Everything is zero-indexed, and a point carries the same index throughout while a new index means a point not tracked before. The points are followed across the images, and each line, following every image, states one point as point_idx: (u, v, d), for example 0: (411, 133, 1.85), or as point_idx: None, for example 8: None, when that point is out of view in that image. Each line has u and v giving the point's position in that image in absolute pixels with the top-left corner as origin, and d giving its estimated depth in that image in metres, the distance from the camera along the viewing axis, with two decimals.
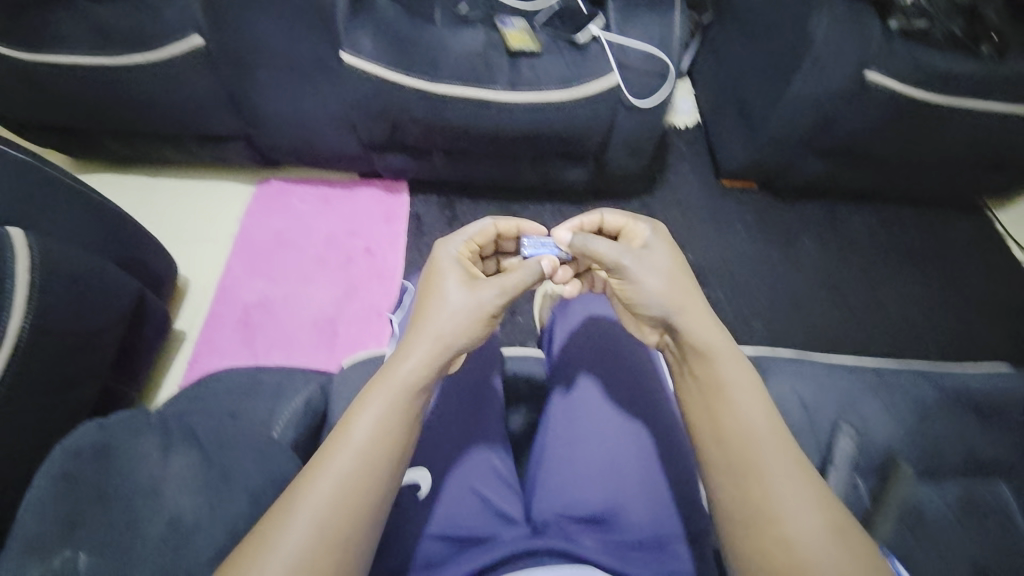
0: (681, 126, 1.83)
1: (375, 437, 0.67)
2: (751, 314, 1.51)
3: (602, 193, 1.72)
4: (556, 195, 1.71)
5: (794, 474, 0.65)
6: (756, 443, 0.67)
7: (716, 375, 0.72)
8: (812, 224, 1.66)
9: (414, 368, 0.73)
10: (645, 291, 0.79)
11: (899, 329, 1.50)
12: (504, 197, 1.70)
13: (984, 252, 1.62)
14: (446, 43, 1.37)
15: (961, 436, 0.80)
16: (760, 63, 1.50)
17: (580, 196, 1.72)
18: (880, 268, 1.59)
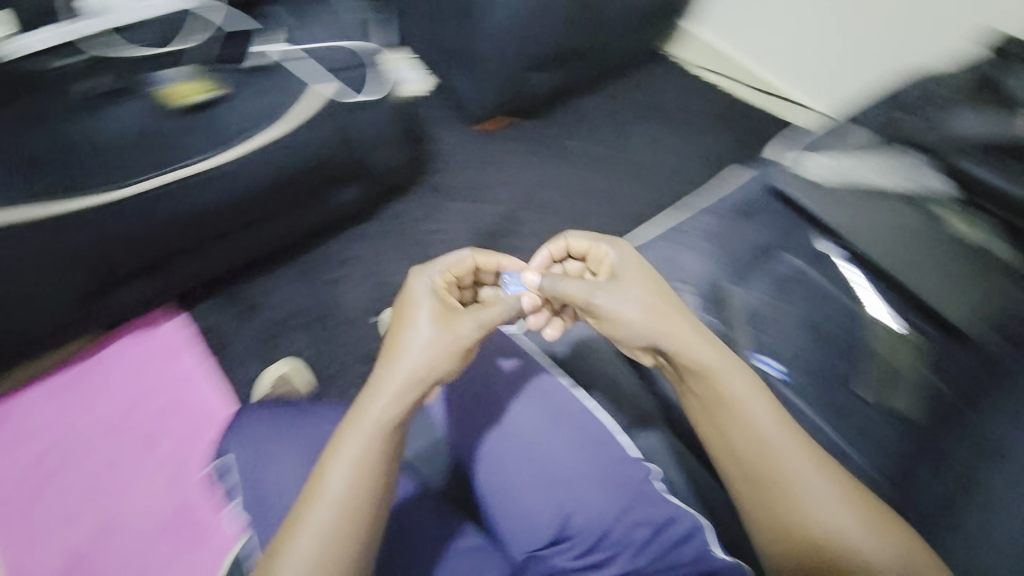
0: None
1: (350, 488, 0.66)
2: (568, 228, 1.64)
3: (389, 196, 1.64)
4: (348, 221, 1.57)
5: (812, 462, 0.69)
6: (765, 426, 0.71)
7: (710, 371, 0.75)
8: (567, 127, 1.83)
9: (384, 411, 0.71)
10: (624, 320, 0.81)
11: (667, 176, 1.78)
12: (296, 253, 1.52)
13: (683, 83, 1.99)
14: (105, 140, 1.13)
15: (745, 240, 1.00)
16: (447, 11, 1.53)
17: (370, 210, 1.59)
18: (631, 136, 1.84)
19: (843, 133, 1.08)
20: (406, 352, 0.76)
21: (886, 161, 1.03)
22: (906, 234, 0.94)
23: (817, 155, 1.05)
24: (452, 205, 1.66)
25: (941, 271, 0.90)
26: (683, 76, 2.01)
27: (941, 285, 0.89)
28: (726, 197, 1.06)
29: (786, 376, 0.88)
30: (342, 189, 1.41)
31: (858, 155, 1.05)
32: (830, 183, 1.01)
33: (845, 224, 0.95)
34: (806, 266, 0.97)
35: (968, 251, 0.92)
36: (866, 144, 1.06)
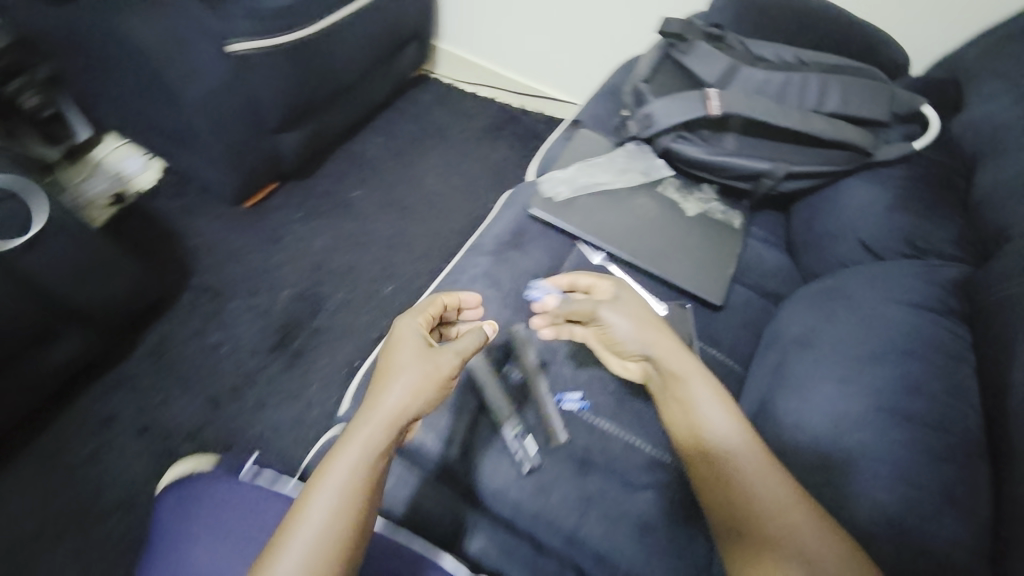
0: (150, 183, 1.59)
1: (319, 542, 0.58)
2: (375, 285, 1.51)
3: (147, 315, 1.36)
4: (96, 365, 1.27)
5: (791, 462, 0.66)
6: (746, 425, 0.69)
7: (689, 373, 0.73)
8: (344, 179, 1.72)
9: (361, 456, 0.62)
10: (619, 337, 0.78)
11: (461, 199, 1.76)
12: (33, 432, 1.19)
13: (452, 106, 2.01)
14: None
15: (520, 272, 0.96)
16: (144, 89, 1.32)
17: (123, 342, 1.30)
18: (413, 169, 1.80)
19: (579, 142, 1.11)
20: (385, 392, 0.67)
21: (621, 156, 1.07)
22: (650, 226, 1.00)
23: (562, 168, 1.05)
24: (234, 304, 1.40)
25: (683, 252, 0.98)
26: (451, 98, 2.04)
27: (686, 265, 0.96)
28: (494, 231, 1.01)
29: (583, 403, 0.82)
30: (56, 340, 1.13)
31: (597, 157, 1.07)
32: (579, 193, 1.01)
33: (599, 233, 0.98)
34: None
35: (698, 227, 1.02)
36: (601, 147, 1.10)
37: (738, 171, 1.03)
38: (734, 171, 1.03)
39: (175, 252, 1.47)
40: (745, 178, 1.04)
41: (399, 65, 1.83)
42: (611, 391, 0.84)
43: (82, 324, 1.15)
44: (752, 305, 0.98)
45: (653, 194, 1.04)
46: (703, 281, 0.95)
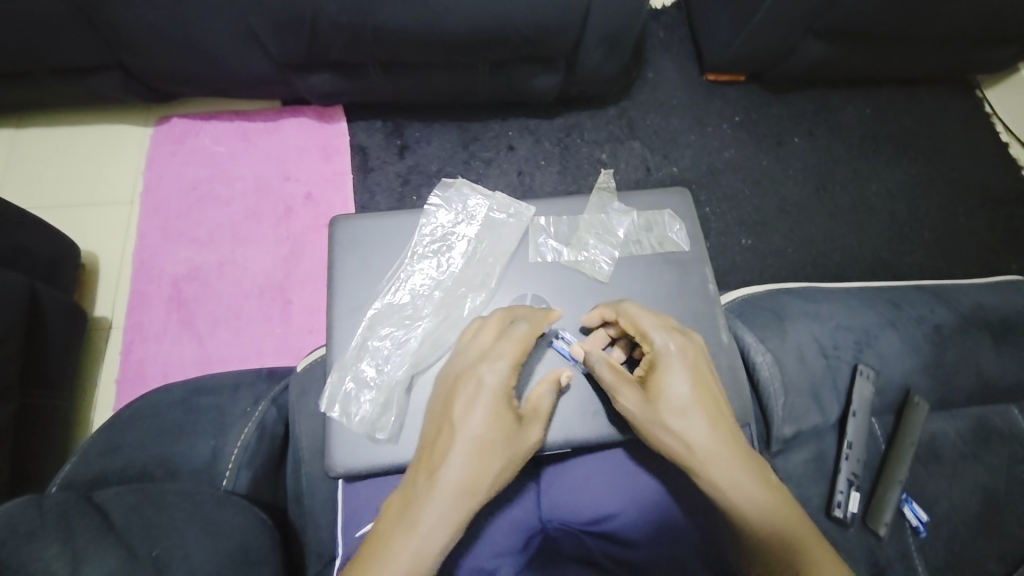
0: (659, 5, 1.53)
1: (438, 523, 0.58)
2: (737, 226, 1.39)
3: (572, 100, 1.44)
4: (518, 108, 1.43)
5: (759, 488, 0.60)
6: (720, 466, 0.61)
7: (711, 454, 0.61)
8: (801, 119, 1.48)
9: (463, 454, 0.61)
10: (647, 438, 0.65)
11: (888, 228, 1.41)
12: (460, 115, 1.41)
13: (969, 137, 1.50)
14: None
15: (973, 359, 0.77)
16: None
17: (549, 107, 1.43)
18: (870, 161, 1.46)
19: (369, 255, 0.78)
20: (489, 449, 0.62)
21: (429, 244, 0.81)
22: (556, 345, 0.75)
23: (379, 335, 0.76)
24: (633, 145, 1.43)
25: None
26: (977, 128, 1.51)
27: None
28: (976, 300, 0.82)
29: (921, 526, 0.68)
30: (540, 72, 1.24)
31: (413, 264, 0.79)
32: (450, 343, 0.75)
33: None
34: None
35: (632, 282, 0.77)
36: (394, 239, 0.79)
37: None
38: None
39: (626, 74, 1.48)
40: None
41: (967, 56, 1.42)
42: (952, 552, 0.68)
43: (560, 67, 1.23)
44: None
45: (550, 278, 0.78)
46: None
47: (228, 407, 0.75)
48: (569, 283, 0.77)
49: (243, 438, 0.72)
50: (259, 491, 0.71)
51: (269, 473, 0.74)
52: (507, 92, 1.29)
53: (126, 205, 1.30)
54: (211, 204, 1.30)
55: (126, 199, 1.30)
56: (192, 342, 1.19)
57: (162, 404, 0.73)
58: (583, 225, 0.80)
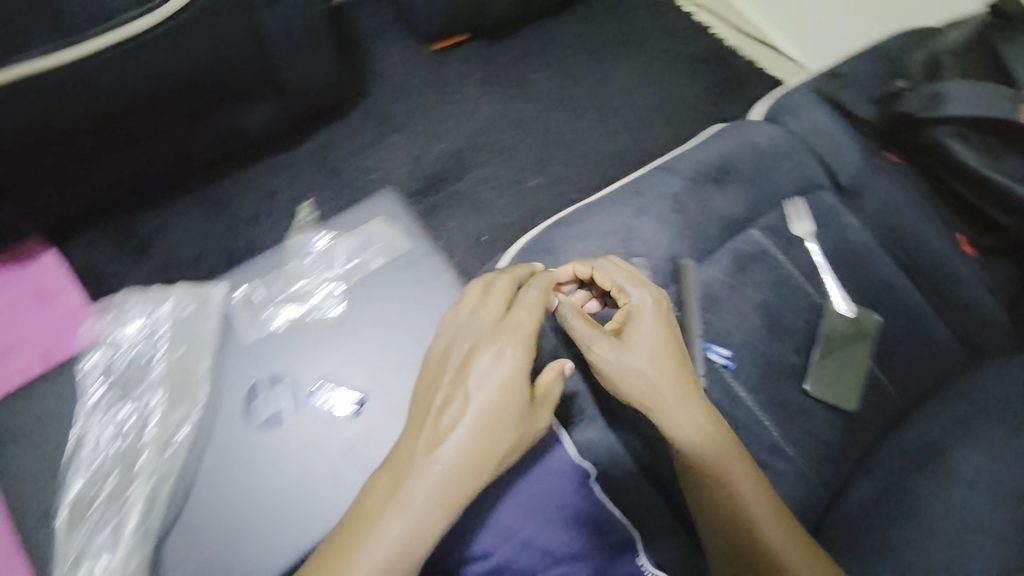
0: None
1: (415, 532, 0.59)
2: (520, 171, 1.46)
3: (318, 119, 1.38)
4: (267, 149, 1.31)
5: (714, 428, 0.69)
6: (684, 412, 0.69)
7: (675, 399, 0.69)
8: (530, 55, 1.59)
9: (467, 434, 0.62)
10: (619, 379, 0.71)
11: (636, 118, 1.59)
12: (205, 183, 1.25)
13: (663, 18, 1.73)
14: None
15: (710, 207, 0.89)
16: None
17: (296, 134, 1.35)
18: (598, 68, 1.63)
19: (65, 433, 0.72)
20: (473, 448, 0.62)
21: (129, 389, 0.74)
22: (308, 414, 0.68)
23: (110, 516, 0.67)
24: (396, 137, 1.42)
25: (869, 271, 0.86)
26: (665, 9, 1.75)
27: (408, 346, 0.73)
28: (695, 157, 0.93)
29: (728, 362, 0.79)
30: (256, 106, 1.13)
31: (118, 419, 0.72)
32: (195, 464, 0.66)
33: (273, 449, 0.67)
34: (770, 244, 0.88)
35: (362, 308, 0.74)
36: (79, 408, 0.73)
37: (1015, 198, 0.85)
38: (1007, 202, 0.87)
39: (356, 74, 1.46)
40: (1008, 210, 0.88)
41: None
42: (758, 364, 0.81)
43: (270, 95, 1.13)
44: (953, 351, 0.86)
45: (270, 351, 0.72)
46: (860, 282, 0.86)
47: None
48: (297, 343, 0.72)
49: None
50: None
51: None
52: (229, 138, 1.15)
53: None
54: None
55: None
56: None
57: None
58: (293, 280, 0.76)
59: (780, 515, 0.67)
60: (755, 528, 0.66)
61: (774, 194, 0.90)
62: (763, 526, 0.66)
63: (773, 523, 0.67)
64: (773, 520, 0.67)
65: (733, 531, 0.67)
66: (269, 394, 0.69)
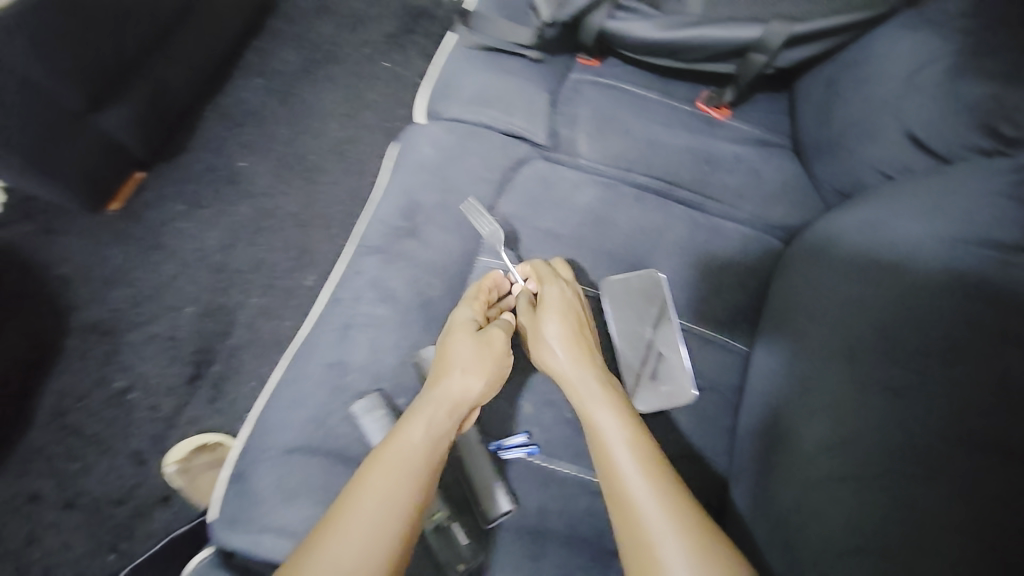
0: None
1: (382, 530, 0.46)
2: (284, 277, 1.23)
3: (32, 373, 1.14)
4: None
5: (611, 397, 0.55)
6: (584, 385, 0.56)
7: (573, 375, 0.57)
8: (223, 149, 1.34)
9: (465, 389, 0.54)
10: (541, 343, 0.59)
11: (373, 141, 1.37)
12: None
13: (340, 17, 1.49)
14: None
15: (421, 262, 0.69)
16: None
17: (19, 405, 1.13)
18: (302, 112, 1.39)
19: None
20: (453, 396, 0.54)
21: None
22: None
23: None
24: (133, 335, 1.18)
25: (624, 225, 0.69)
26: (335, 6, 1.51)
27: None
28: (381, 212, 0.73)
29: (530, 449, 0.60)
30: None
31: None
32: None
33: None
34: (511, 263, 0.68)
35: None
36: None
37: (715, 50, 0.69)
38: (709, 50, 0.70)
39: (50, 294, 1.20)
40: (722, 57, 0.71)
41: None
42: (568, 420, 0.62)
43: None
44: (759, 250, 0.69)
45: None
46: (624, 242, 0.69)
47: None
48: None
49: None
50: None
51: None
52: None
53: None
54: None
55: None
56: None
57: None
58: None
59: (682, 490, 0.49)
60: (634, 497, 0.48)
61: (480, 205, 0.72)
62: (641, 493, 0.48)
63: (659, 487, 0.48)
64: (662, 490, 0.48)
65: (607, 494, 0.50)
66: None
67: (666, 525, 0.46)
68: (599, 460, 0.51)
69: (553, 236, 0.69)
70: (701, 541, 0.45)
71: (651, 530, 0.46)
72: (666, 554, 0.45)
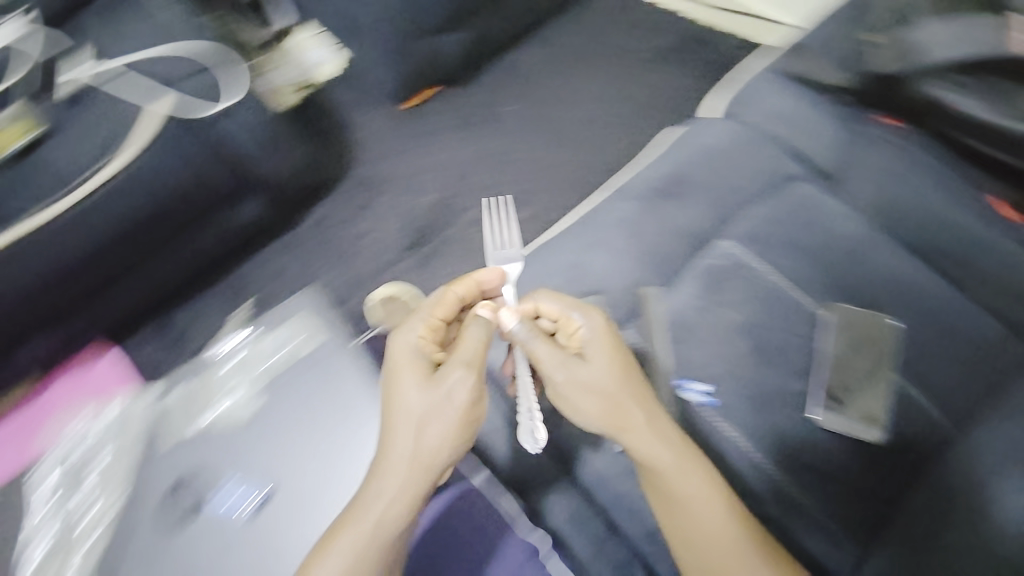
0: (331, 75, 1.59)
1: (404, 490, 0.66)
2: (504, 205, 1.47)
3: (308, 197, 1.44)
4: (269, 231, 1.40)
5: (659, 430, 0.65)
6: (630, 414, 0.65)
7: (619, 401, 0.66)
8: (498, 91, 1.59)
9: (443, 416, 0.67)
10: (567, 368, 0.67)
11: (615, 130, 1.53)
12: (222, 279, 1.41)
13: (632, 19, 1.65)
14: None
15: (670, 222, 0.82)
16: None
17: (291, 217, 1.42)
18: (569, 85, 1.60)
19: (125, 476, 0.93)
20: (457, 400, 0.67)
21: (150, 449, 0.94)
22: (255, 480, 0.88)
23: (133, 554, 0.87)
24: (384, 199, 1.50)
25: (867, 270, 0.76)
26: (638, 10, 1.67)
27: (232, 522, 0.86)
28: (648, 170, 0.86)
29: (709, 398, 0.71)
30: (239, 203, 1.22)
31: (138, 498, 0.91)
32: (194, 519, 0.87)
33: (245, 506, 0.86)
34: (746, 252, 0.78)
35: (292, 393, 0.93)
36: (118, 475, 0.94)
37: None
38: None
39: (341, 147, 1.55)
40: None
41: None
42: (749, 396, 0.71)
43: (262, 193, 1.25)
44: (995, 344, 0.70)
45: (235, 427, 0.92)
46: (857, 284, 0.76)
47: None
48: (251, 427, 0.91)
49: None
50: None
51: None
52: (228, 237, 1.26)
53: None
54: (122, 470, 0.94)
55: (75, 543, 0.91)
56: None
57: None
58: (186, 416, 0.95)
59: (727, 503, 0.64)
60: (689, 509, 0.63)
61: (739, 196, 0.81)
62: (698, 501, 0.63)
63: (711, 499, 0.63)
64: (713, 498, 0.63)
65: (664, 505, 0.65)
66: (228, 473, 0.88)
67: (720, 530, 0.63)
68: (660, 482, 0.64)
69: (794, 250, 0.77)
70: (746, 544, 0.62)
71: (705, 534, 0.63)
72: (723, 549, 0.63)
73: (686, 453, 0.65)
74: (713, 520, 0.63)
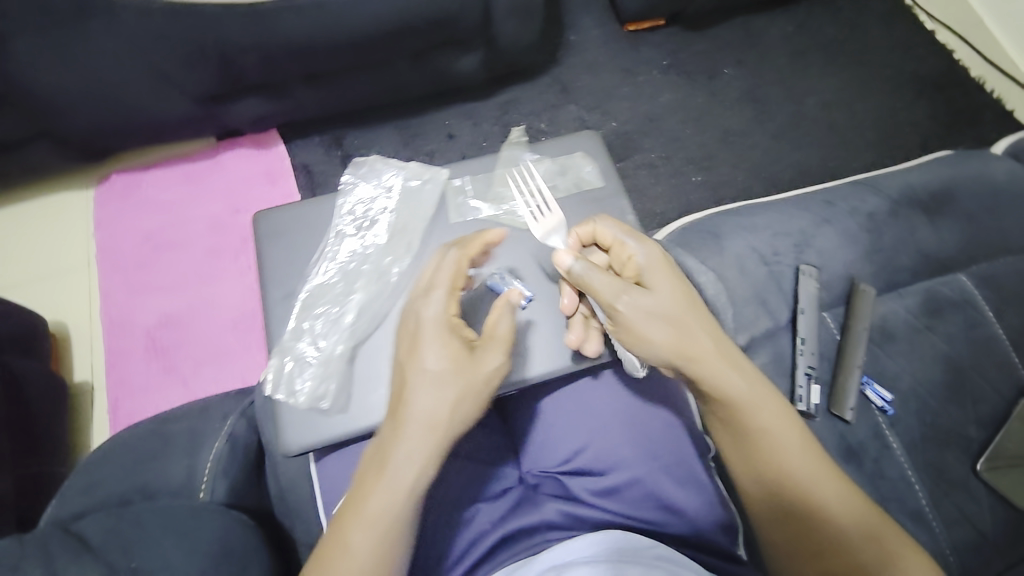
0: None
1: (422, 466, 0.49)
2: (685, 163, 1.38)
3: (504, 77, 1.40)
4: (459, 94, 1.37)
5: (759, 400, 0.52)
6: (725, 377, 0.52)
7: (708, 363, 0.52)
8: (724, 50, 1.48)
9: (450, 375, 0.50)
10: (645, 332, 0.52)
11: (831, 138, 1.39)
12: (399, 116, 1.35)
13: (896, 32, 1.48)
14: None
15: (911, 236, 0.79)
16: None
17: (482, 89, 1.39)
18: (803, 73, 1.45)
19: (293, 239, 0.62)
20: (482, 371, 0.51)
21: (348, 220, 0.63)
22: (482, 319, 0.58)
23: (305, 326, 0.60)
24: (570, 107, 1.42)
25: None
26: (899, 22, 1.48)
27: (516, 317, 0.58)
28: (904, 180, 0.84)
29: (887, 406, 0.71)
30: (461, 53, 1.19)
31: (311, 277, 0.61)
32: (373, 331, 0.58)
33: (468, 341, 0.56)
34: (976, 292, 0.76)
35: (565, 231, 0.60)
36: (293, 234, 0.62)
37: None
38: None
39: (550, 41, 1.48)
40: None
41: None
42: (927, 422, 0.71)
43: (485, 52, 1.21)
44: None
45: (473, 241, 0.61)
46: None
47: (199, 427, 0.64)
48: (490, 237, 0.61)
49: (215, 451, 0.61)
50: (241, 502, 0.60)
51: (250, 484, 0.63)
52: (434, 83, 1.24)
53: (342, 349, 0.57)
54: (443, 207, 0.63)
55: (345, 296, 0.60)
56: (179, 388, 1.10)
57: (88, 466, 0.63)
58: (499, 177, 0.64)
59: (847, 487, 0.52)
60: (802, 488, 0.51)
61: (991, 241, 0.78)
62: (807, 478, 0.51)
63: (822, 481, 0.51)
64: (828, 485, 0.51)
65: (767, 491, 0.52)
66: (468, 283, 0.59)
67: (845, 520, 0.50)
68: (764, 466, 0.52)
69: None
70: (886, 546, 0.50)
71: (832, 523, 0.51)
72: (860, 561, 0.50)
73: (789, 426, 0.53)
74: (822, 483, 0.51)
